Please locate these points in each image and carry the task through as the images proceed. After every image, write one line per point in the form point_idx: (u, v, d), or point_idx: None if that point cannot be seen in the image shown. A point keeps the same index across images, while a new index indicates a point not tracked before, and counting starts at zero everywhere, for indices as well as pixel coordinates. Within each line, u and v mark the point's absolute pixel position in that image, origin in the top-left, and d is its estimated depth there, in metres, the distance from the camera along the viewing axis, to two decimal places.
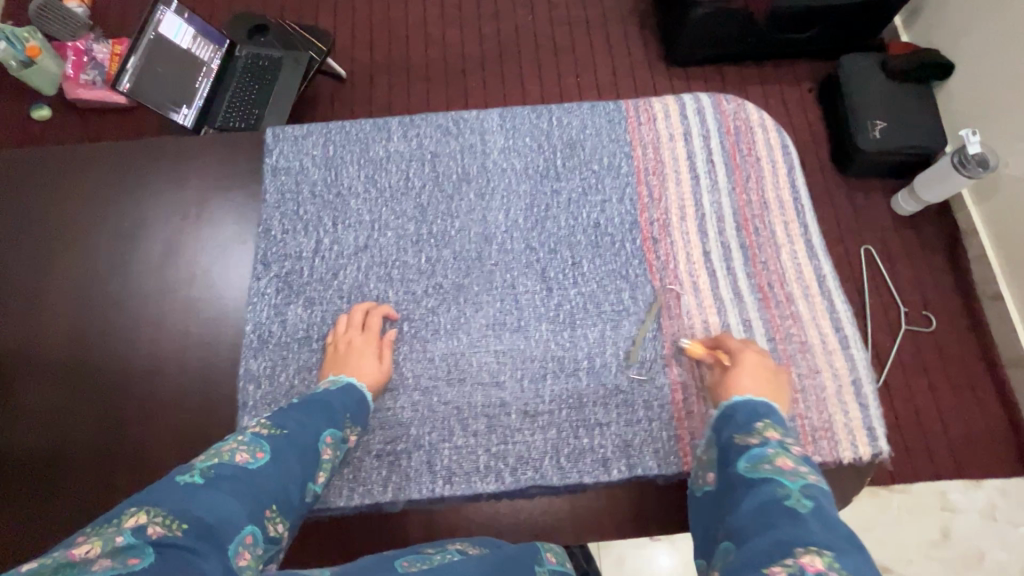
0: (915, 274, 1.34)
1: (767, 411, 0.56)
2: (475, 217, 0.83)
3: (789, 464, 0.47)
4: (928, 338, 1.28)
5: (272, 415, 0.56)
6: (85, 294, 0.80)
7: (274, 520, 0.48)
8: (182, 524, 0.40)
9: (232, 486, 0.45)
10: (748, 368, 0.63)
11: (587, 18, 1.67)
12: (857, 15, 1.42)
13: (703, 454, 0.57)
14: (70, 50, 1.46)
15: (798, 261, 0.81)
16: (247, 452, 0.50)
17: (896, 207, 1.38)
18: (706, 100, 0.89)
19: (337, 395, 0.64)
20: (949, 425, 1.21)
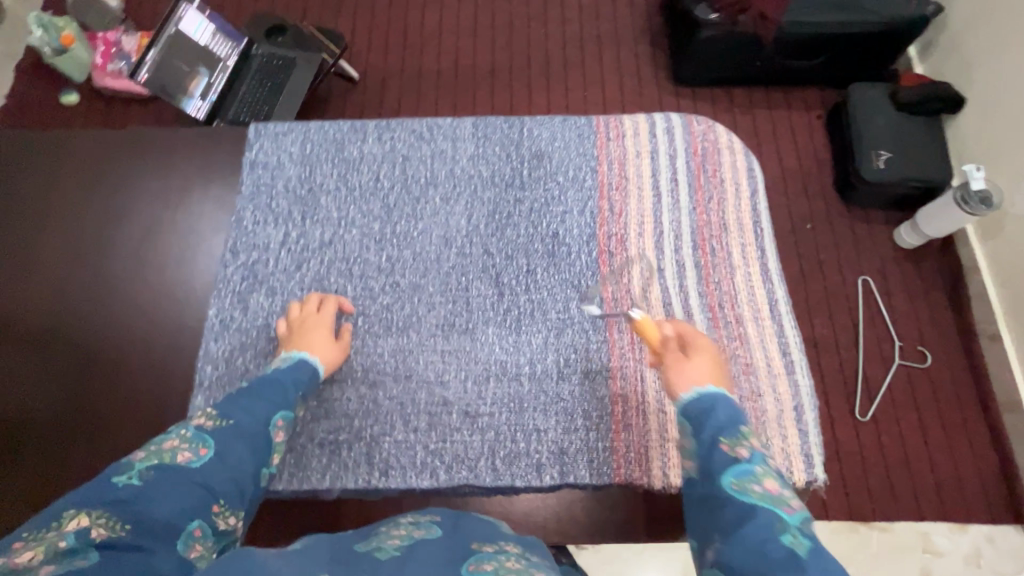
0: (906, 309, 1.33)
1: (744, 418, 0.56)
2: (438, 220, 0.85)
3: (777, 487, 0.48)
4: (915, 374, 1.27)
5: (216, 407, 0.60)
6: (64, 272, 0.87)
7: (224, 513, 0.52)
8: (125, 525, 0.44)
9: (173, 482, 0.49)
10: (702, 359, 0.62)
11: (596, 34, 1.69)
12: (858, 44, 1.42)
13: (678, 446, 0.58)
14: (101, 40, 1.54)
15: (752, 284, 0.81)
16: (188, 450, 0.53)
17: (899, 240, 1.37)
18: (676, 120, 0.91)
19: (288, 375, 0.68)
20: (938, 465, 1.19)
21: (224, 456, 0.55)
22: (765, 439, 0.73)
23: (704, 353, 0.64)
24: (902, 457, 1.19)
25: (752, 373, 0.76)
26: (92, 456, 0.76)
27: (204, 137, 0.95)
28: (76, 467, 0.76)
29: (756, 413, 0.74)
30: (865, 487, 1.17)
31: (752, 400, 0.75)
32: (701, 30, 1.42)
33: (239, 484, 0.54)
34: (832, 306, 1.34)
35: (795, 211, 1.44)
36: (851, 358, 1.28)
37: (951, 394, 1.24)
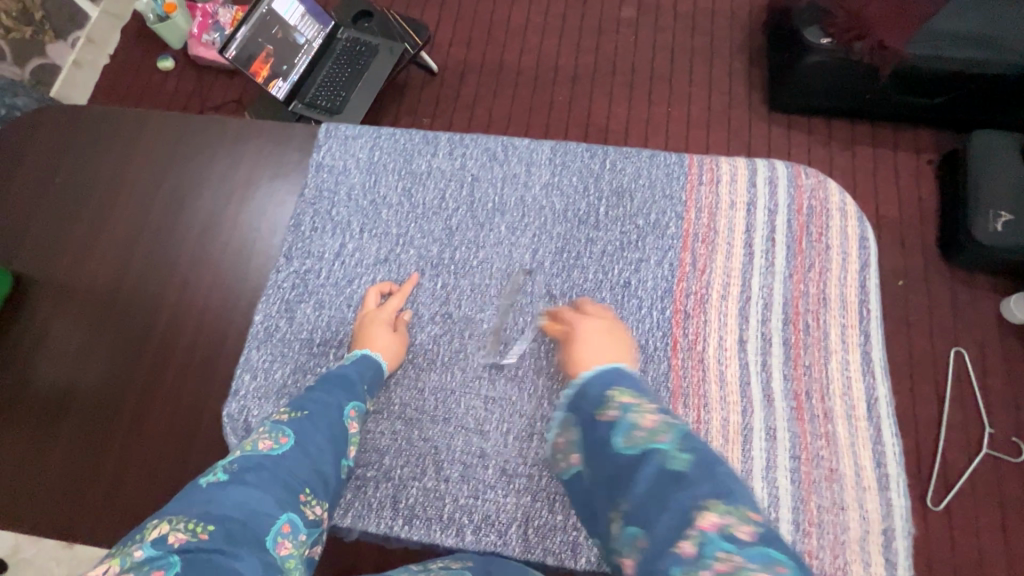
0: (1011, 403, 1.16)
1: (622, 378, 0.50)
2: (501, 251, 0.79)
3: (657, 420, 0.44)
4: (1011, 478, 1.11)
5: (291, 401, 0.59)
6: (129, 252, 0.87)
7: (310, 504, 0.50)
8: (208, 527, 0.41)
9: (257, 476, 0.47)
10: (584, 334, 0.61)
11: (693, 48, 1.57)
12: (998, 90, 1.24)
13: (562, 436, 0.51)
14: (199, 11, 1.57)
15: (848, 374, 0.71)
16: (269, 440, 0.52)
17: (1007, 312, 1.20)
18: (782, 169, 0.80)
19: (353, 368, 0.66)
20: None
21: (304, 446, 0.54)
22: (842, 562, 0.63)
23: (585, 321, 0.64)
24: (979, 568, 1.06)
25: (836, 482, 0.66)
26: (129, 447, 0.77)
27: (275, 129, 0.92)
28: (112, 455, 0.77)
29: (834, 528, 0.64)
30: None
31: (831, 512, 0.65)
32: (809, 56, 1.28)
33: (319, 473, 0.53)
34: (922, 385, 1.19)
35: (892, 270, 1.29)
36: (931, 444, 1.15)
37: None
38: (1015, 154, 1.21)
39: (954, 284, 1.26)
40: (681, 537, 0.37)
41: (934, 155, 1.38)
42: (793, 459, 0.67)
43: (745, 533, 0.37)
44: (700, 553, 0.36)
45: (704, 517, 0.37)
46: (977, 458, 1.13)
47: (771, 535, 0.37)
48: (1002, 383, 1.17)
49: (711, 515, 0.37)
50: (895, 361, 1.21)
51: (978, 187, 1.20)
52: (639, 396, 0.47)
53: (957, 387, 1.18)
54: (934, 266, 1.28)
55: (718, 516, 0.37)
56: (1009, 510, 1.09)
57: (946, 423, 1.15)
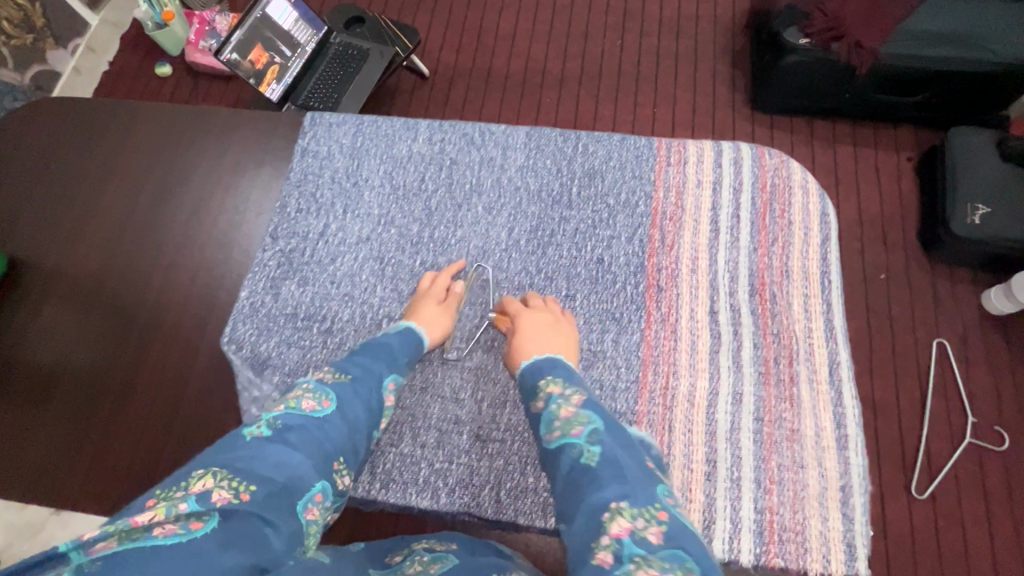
0: (988, 387, 1.20)
1: (558, 370, 0.62)
2: (478, 230, 0.82)
3: (578, 420, 0.53)
4: (991, 460, 1.14)
5: (337, 363, 0.62)
6: (119, 236, 0.90)
7: (341, 473, 0.53)
8: (249, 488, 0.43)
9: (298, 438, 0.50)
10: (528, 326, 0.69)
11: (677, 50, 1.62)
12: (971, 86, 1.28)
13: (570, 415, 0.54)
14: (196, 18, 1.61)
15: (812, 342, 0.74)
16: (313, 400, 0.55)
17: (987, 303, 1.24)
18: (746, 151, 0.83)
19: (396, 338, 0.69)
20: (1001, 565, 1.07)
21: (343, 411, 0.57)
22: (802, 517, 0.65)
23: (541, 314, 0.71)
24: (963, 549, 1.08)
25: (797, 442, 0.69)
26: (116, 423, 0.79)
27: (262, 119, 0.96)
28: (100, 429, 0.79)
29: (794, 486, 0.67)
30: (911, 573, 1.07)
31: (792, 471, 0.68)
32: (789, 55, 1.32)
33: (353, 441, 0.56)
34: (902, 370, 1.22)
35: (872, 260, 1.32)
36: (913, 428, 1.17)
37: None
38: (992, 149, 1.25)
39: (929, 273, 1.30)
40: (595, 532, 0.44)
41: (912, 150, 1.42)
42: (756, 422, 0.70)
43: (652, 533, 0.43)
44: (617, 558, 0.41)
45: (617, 523, 0.43)
46: (958, 441, 1.16)
47: (674, 517, 0.45)
48: (977, 368, 1.21)
49: (622, 519, 0.44)
50: (876, 348, 1.24)
51: (956, 182, 1.24)
52: (569, 390, 0.58)
53: (935, 373, 1.21)
54: (910, 255, 1.32)
55: (625, 519, 0.44)
56: (987, 491, 1.12)
57: (924, 407, 1.18)
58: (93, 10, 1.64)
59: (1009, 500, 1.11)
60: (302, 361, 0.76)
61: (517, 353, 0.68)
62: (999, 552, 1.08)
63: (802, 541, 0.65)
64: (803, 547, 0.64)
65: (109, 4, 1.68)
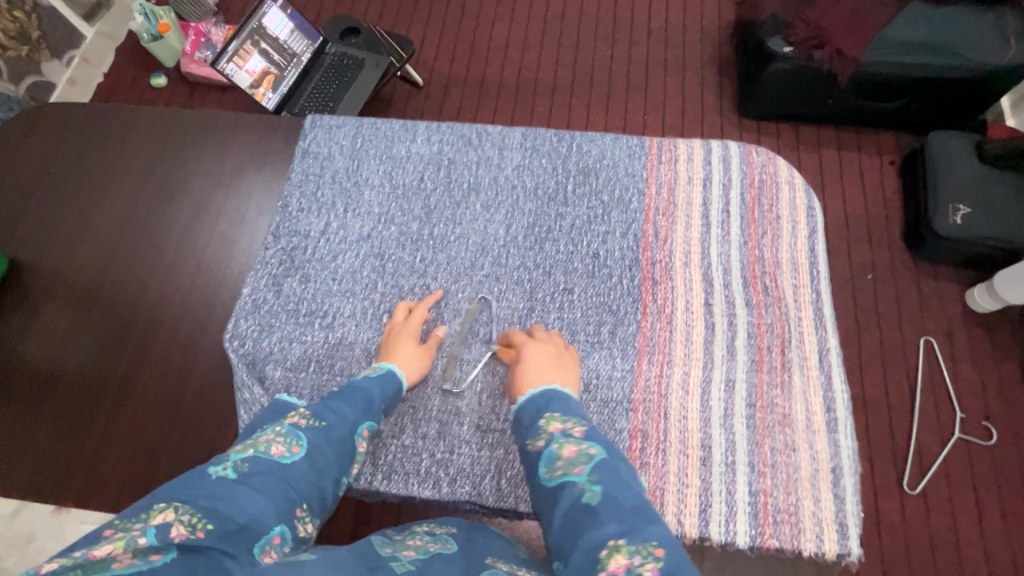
0: (975, 381, 1.23)
1: (556, 401, 0.60)
2: (476, 227, 0.84)
3: (578, 455, 0.52)
4: (979, 453, 1.17)
5: (313, 406, 0.59)
6: (120, 237, 0.92)
7: (304, 520, 0.49)
8: (208, 525, 0.41)
9: (264, 482, 0.47)
10: (533, 360, 0.67)
11: (665, 59, 1.67)
12: (949, 91, 1.33)
13: (571, 449, 0.53)
14: (192, 30, 1.64)
15: (802, 330, 0.76)
16: (282, 445, 0.51)
17: (971, 301, 1.27)
18: (734, 149, 0.87)
19: (375, 384, 0.66)
20: (994, 557, 1.09)
21: (314, 459, 0.53)
22: (795, 499, 0.67)
23: (553, 348, 0.70)
24: (955, 545, 1.10)
25: (788, 426, 0.71)
26: (115, 423, 0.79)
27: (262, 122, 0.98)
28: (100, 426, 0.80)
29: (787, 469, 0.69)
30: (905, 568, 1.09)
31: (784, 454, 0.70)
32: (774, 63, 1.36)
33: (320, 490, 0.52)
34: (891, 368, 1.25)
35: (859, 261, 1.36)
36: (903, 426, 1.20)
37: (1021, 483, 1.14)
38: (971, 151, 1.30)
39: (914, 271, 1.33)
40: (593, 571, 0.42)
41: (895, 154, 1.47)
42: (750, 407, 0.72)
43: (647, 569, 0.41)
44: None
45: (614, 560, 0.42)
46: (947, 438, 1.18)
47: (673, 550, 0.43)
48: (964, 364, 1.24)
49: (620, 555, 0.43)
50: (865, 346, 1.27)
51: (938, 184, 1.28)
52: (569, 428, 0.56)
53: (923, 368, 1.24)
54: (896, 254, 1.35)
55: (625, 554, 0.42)
56: (977, 484, 1.15)
57: (914, 403, 1.21)
58: (89, 23, 1.67)
59: (999, 495, 1.13)
60: (304, 357, 0.77)
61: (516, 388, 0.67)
62: (990, 546, 1.10)
63: (794, 520, 0.67)
64: (796, 527, 0.66)
65: (104, 17, 1.70)
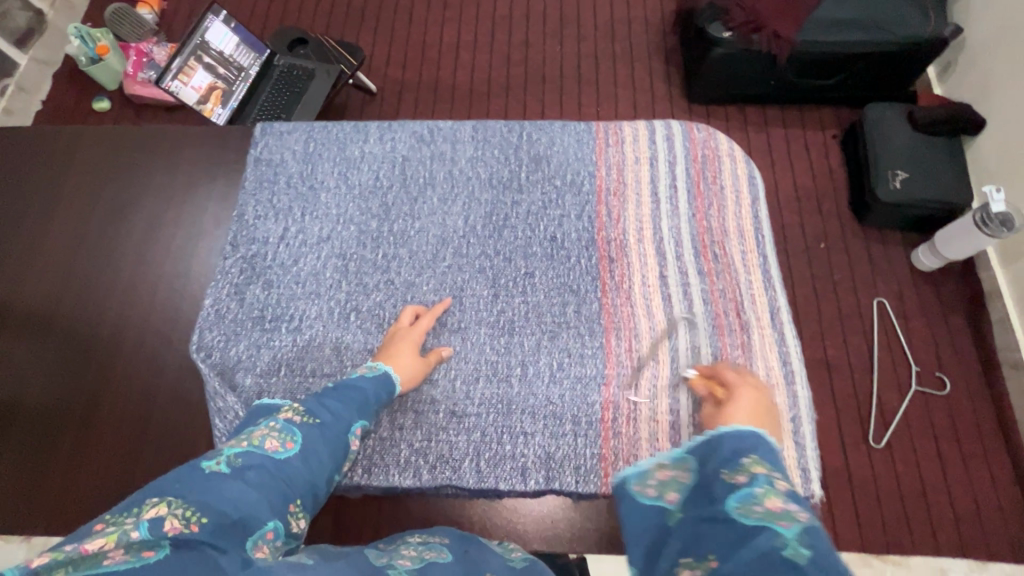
0: (927, 336, 1.30)
1: (755, 445, 0.50)
2: (435, 220, 0.86)
3: (783, 506, 0.41)
4: (936, 403, 1.24)
5: (307, 402, 0.56)
6: (72, 260, 0.90)
7: (297, 516, 0.47)
8: (202, 519, 0.39)
9: (257, 477, 0.45)
10: (741, 404, 0.61)
11: (614, 52, 1.71)
12: (880, 65, 1.41)
13: (778, 501, 0.41)
14: (133, 50, 1.60)
15: (753, 292, 0.80)
16: (276, 440, 0.49)
17: (916, 262, 1.36)
18: (676, 127, 0.90)
19: (371, 384, 0.64)
20: (958, 499, 1.16)
21: (307, 455, 0.51)
22: None
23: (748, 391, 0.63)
24: (922, 491, 1.17)
25: None
26: (85, 452, 0.77)
27: (212, 134, 0.97)
28: (67, 453, 0.77)
29: None
30: (879, 519, 1.15)
31: None
32: (717, 49, 1.41)
33: (314, 487, 0.50)
34: (851, 330, 1.31)
35: (812, 232, 1.42)
36: (866, 384, 1.26)
37: (975, 427, 1.22)
38: (906, 121, 1.37)
39: (864, 237, 1.41)
40: None
41: (837, 129, 1.54)
42: None
43: None
44: None
45: None
46: (907, 392, 1.25)
47: None
48: (916, 320, 1.31)
49: None
50: (825, 312, 1.33)
51: (878, 153, 1.35)
52: (775, 474, 0.45)
53: (880, 329, 1.31)
54: (847, 223, 1.42)
55: None
56: (936, 432, 1.22)
57: (875, 362, 1.27)
58: (21, 50, 1.61)
59: (956, 439, 1.21)
60: (274, 361, 0.77)
61: (715, 424, 0.60)
62: (953, 489, 1.17)
63: None
64: None
65: (37, 42, 1.64)
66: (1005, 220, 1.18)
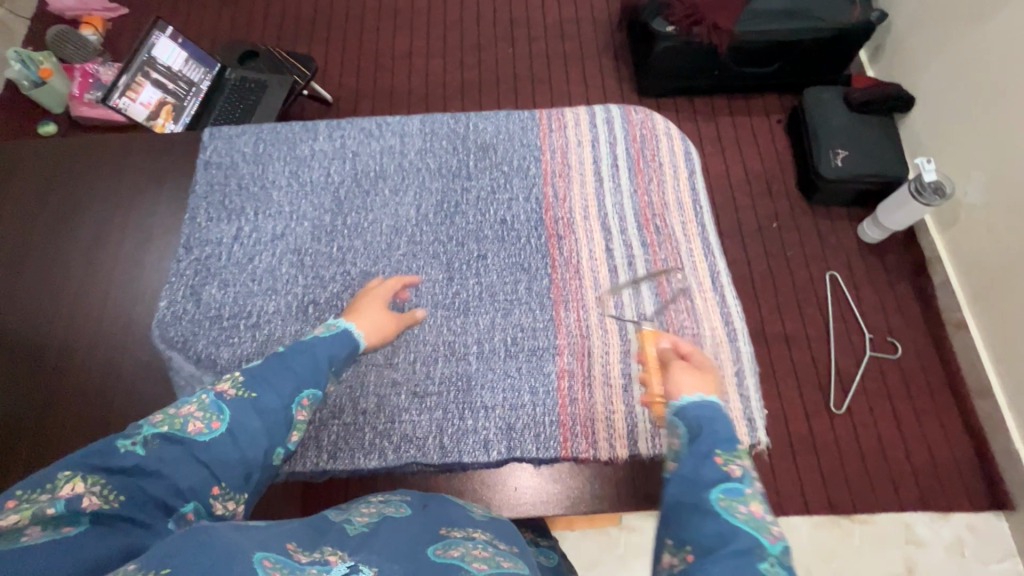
0: (876, 303, 1.37)
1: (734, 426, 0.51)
2: (388, 211, 0.88)
3: (766, 512, 0.44)
4: (889, 365, 1.31)
5: (248, 373, 0.55)
6: (21, 276, 0.88)
7: (224, 499, 0.48)
8: (120, 496, 0.42)
9: (175, 462, 0.45)
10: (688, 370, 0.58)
11: (565, 51, 1.76)
12: (815, 52, 1.49)
13: (763, 509, 0.44)
14: (78, 72, 1.58)
15: (695, 259, 0.85)
16: (200, 422, 0.48)
17: (863, 234, 1.43)
18: (615, 110, 0.95)
19: (325, 340, 0.63)
20: (914, 454, 1.23)
21: (236, 436, 0.50)
22: None
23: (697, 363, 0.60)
24: (881, 449, 1.23)
25: (699, 344, 0.79)
26: (39, 469, 0.75)
27: (160, 144, 0.97)
28: (24, 468, 0.76)
29: None
30: (843, 478, 1.20)
31: None
32: (661, 42, 1.47)
33: (243, 465, 0.49)
34: (805, 303, 1.38)
35: (763, 212, 1.49)
36: (822, 352, 1.32)
37: (925, 384, 1.29)
38: (842, 102, 1.46)
39: (813, 214, 1.48)
40: None
41: (780, 113, 1.62)
42: (664, 334, 0.79)
43: None
44: None
45: None
46: (861, 357, 1.32)
47: None
48: (866, 289, 1.38)
49: None
50: (781, 288, 1.39)
51: (817, 133, 1.43)
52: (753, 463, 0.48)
53: (834, 300, 1.38)
54: (796, 202, 1.50)
55: None
56: (890, 393, 1.28)
57: (831, 332, 1.34)
58: None
59: (909, 397, 1.28)
60: (234, 357, 0.78)
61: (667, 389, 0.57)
62: (908, 443, 1.24)
63: None
64: None
65: None
66: (937, 187, 1.26)
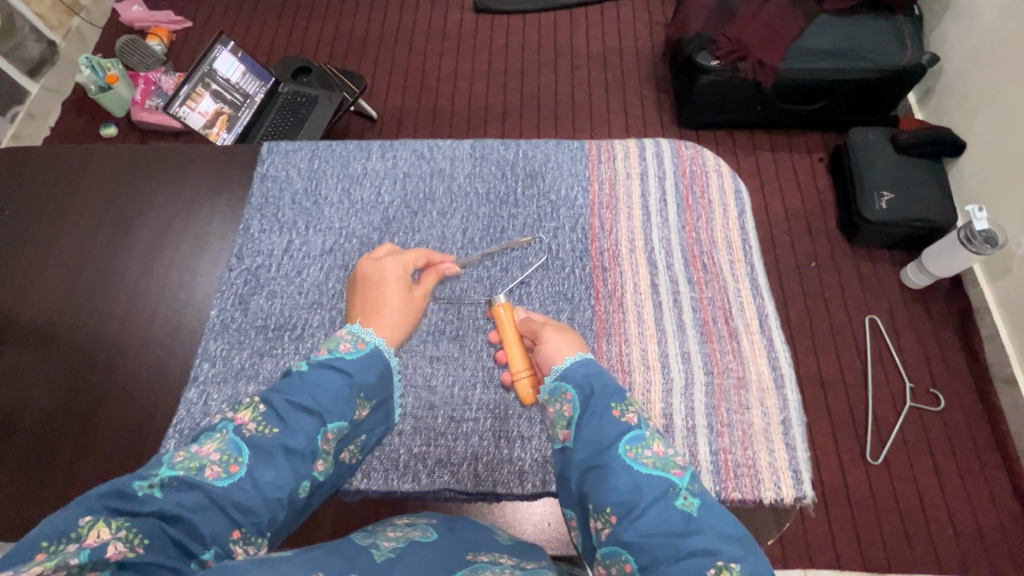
0: (919, 352, 1.32)
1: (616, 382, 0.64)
2: (435, 233, 0.89)
3: (662, 449, 0.57)
4: (930, 418, 1.25)
5: (271, 405, 0.57)
6: (77, 273, 0.92)
7: (243, 542, 0.50)
8: (144, 540, 0.45)
9: (197, 505, 0.48)
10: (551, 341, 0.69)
11: (607, 80, 1.78)
12: (860, 92, 1.47)
13: (662, 446, 0.58)
14: (142, 79, 1.66)
15: (742, 299, 0.83)
16: (218, 466, 0.51)
17: (906, 279, 1.39)
18: (665, 145, 0.95)
19: (359, 365, 0.63)
20: (956, 515, 1.16)
21: (257, 475, 0.52)
22: (751, 452, 0.72)
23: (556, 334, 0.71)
24: (920, 508, 1.17)
25: (743, 388, 0.77)
26: (77, 464, 0.77)
27: (219, 155, 1.01)
28: (64, 464, 0.77)
29: (742, 426, 0.74)
30: (877, 534, 1.15)
31: (739, 413, 0.75)
32: (704, 76, 1.48)
33: (268, 508, 0.52)
34: (843, 347, 1.33)
35: (802, 251, 1.46)
36: (859, 399, 1.27)
37: (970, 441, 1.23)
38: (888, 143, 1.42)
39: (854, 256, 1.44)
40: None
41: (824, 152, 1.60)
42: (707, 375, 0.77)
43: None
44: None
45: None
46: (901, 407, 1.26)
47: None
48: (908, 336, 1.33)
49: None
50: (817, 329, 1.36)
51: (861, 175, 1.40)
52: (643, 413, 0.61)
53: (873, 346, 1.33)
54: (837, 242, 1.46)
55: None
56: (932, 448, 1.22)
57: (869, 379, 1.29)
58: (33, 79, 1.66)
59: (952, 454, 1.22)
60: (276, 368, 0.79)
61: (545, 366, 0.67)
62: (950, 503, 1.17)
63: (754, 473, 0.71)
64: (756, 479, 0.71)
65: (50, 71, 1.70)
66: (989, 237, 1.21)
